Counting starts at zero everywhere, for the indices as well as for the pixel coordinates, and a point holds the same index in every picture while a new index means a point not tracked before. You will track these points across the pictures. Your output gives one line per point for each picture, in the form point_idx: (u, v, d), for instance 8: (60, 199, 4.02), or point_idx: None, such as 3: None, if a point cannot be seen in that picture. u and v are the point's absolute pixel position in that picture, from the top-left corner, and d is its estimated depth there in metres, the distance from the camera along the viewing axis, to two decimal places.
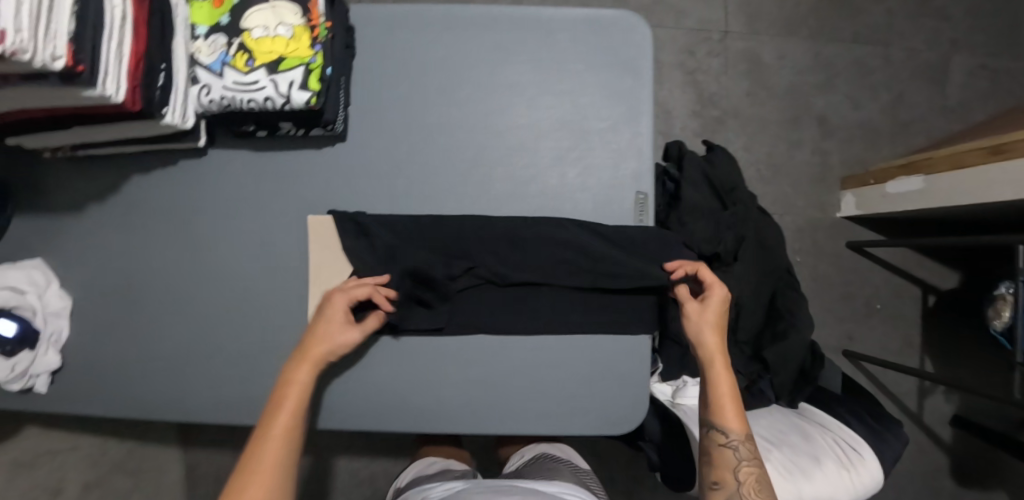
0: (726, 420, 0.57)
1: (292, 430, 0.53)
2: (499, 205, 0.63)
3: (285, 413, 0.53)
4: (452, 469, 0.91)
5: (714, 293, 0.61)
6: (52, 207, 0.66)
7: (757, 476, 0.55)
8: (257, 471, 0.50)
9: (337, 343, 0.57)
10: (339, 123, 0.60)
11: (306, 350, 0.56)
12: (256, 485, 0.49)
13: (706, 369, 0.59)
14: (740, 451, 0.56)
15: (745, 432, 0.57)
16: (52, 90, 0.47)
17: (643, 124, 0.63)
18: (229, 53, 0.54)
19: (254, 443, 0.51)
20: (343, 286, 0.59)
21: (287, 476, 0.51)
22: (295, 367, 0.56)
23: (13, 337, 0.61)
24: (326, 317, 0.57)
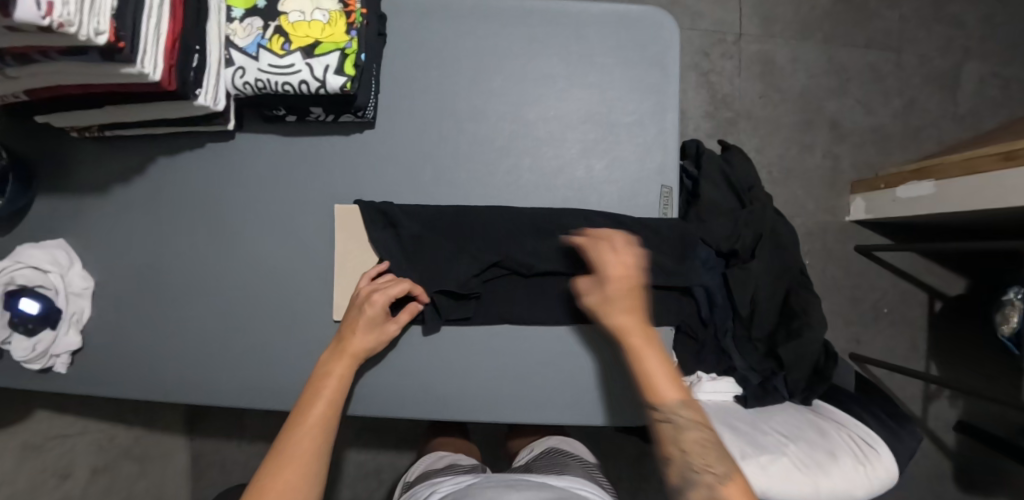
0: (656, 392, 0.49)
1: (326, 421, 0.53)
2: (526, 195, 0.64)
3: (320, 405, 0.54)
4: (459, 464, 0.88)
5: (610, 266, 0.54)
6: (77, 188, 0.66)
7: (700, 440, 0.48)
8: (290, 459, 0.49)
9: (377, 339, 0.58)
10: (370, 110, 0.61)
11: (345, 345, 0.58)
12: (289, 472, 0.48)
13: (624, 345, 0.52)
14: (677, 420, 0.49)
15: (679, 395, 0.49)
16: (88, 66, 0.47)
17: (670, 119, 0.64)
18: (265, 36, 0.55)
19: (288, 433, 0.51)
20: (377, 282, 0.59)
21: (318, 468, 0.50)
22: (334, 360, 0.57)
23: (36, 315, 0.62)
24: (361, 312, 0.58)
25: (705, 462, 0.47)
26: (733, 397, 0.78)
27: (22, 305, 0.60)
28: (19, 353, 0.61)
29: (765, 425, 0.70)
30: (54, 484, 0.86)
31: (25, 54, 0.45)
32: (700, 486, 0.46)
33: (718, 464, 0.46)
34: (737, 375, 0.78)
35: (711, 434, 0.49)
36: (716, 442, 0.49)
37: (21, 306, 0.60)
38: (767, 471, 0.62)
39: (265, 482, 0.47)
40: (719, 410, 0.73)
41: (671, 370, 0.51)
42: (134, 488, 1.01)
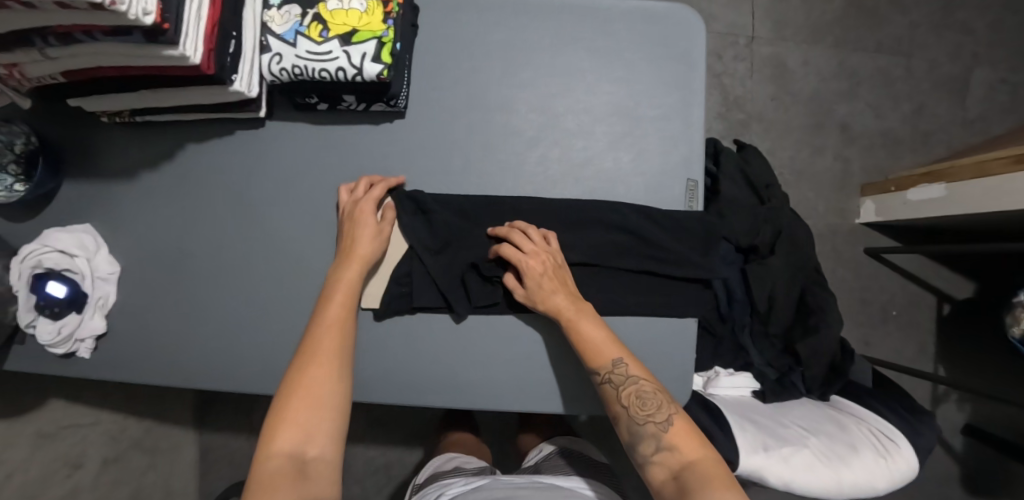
0: (596, 361, 0.57)
1: (342, 319, 0.56)
2: (554, 185, 0.64)
3: (334, 305, 0.56)
4: (465, 467, 0.82)
5: (523, 261, 0.58)
6: (105, 173, 0.67)
7: (638, 393, 0.55)
8: (316, 353, 0.53)
9: (376, 241, 0.60)
10: (402, 99, 0.62)
11: (351, 250, 0.59)
12: (317, 364, 0.53)
13: (563, 327, 0.58)
14: (616, 379, 0.56)
15: (615, 359, 0.56)
16: (128, 48, 0.47)
17: (696, 113, 0.65)
18: (303, 24, 0.56)
19: (311, 332, 0.55)
20: (363, 191, 0.61)
21: (346, 358, 0.55)
22: (342, 266, 0.58)
23: (63, 298, 0.62)
24: (358, 222, 0.59)
25: (646, 412, 0.54)
26: (751, 391, 0.79)
27: (49, 288, 0.61)
28: (44, 336, 0.61)
29: (785, 419, 0.71)
30: (66, 474, 0.85)
31: (69, 33, 0.45)
32: (646, 434, 0.53)
33: (657, 412, 0.54)
34: (755, 371, 0.79)
35: (649, 384, 0.56)
36: (656, 391, 0.55)
37: (48, 290, 0.61)
38: (789, 463, 0.63)
39: (296, 381, 0.52)
40: (736, 403, 0.75)
41: (606, 337, 0.58)
42: (144, 480, 1.00)
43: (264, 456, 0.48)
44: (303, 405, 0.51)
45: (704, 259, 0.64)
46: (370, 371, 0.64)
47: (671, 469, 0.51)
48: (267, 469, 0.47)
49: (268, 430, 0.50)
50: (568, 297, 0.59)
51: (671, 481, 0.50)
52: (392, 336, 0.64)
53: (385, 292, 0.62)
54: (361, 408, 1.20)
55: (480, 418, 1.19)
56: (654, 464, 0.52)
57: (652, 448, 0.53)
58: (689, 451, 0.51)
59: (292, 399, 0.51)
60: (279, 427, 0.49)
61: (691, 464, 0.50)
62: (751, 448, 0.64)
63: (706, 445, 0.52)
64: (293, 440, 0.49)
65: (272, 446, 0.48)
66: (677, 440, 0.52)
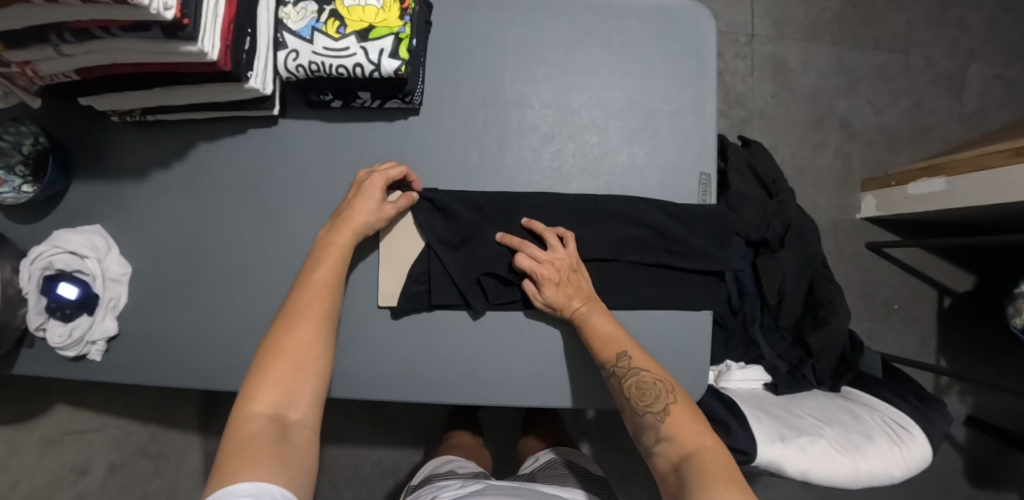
0: (602, 356, 0.57)
1: (331, 282, 0.56)
2: (569, 180, 0.65)
3: (323, 269, 0.56)
4: (459, 471, 0.81)
5: (536, 271, 0.59)
6: (115, 173, 0.66)
7: (639, 383, 0.55)
8: (302, 315, 0.53)
9: (374, 215, 0.59)
10: (417, 95, 0.62)
11: (347, 218, 0.58)
12: (303, 327, 0.53)
13: (577, 325, 0.59)
14: (619, 372, 0.56)
15: (620, 353, 0.57)
16: (145, 44, 0.47)
17: (709, 108, 0.65)
18: (320, 20, 0.56)
19: (298, 293, 0.55)
20: (382, 168, 0.61)
21: (330, 322, 0.55)
22: (335, 232, 0.58)
23: (74, 300, 0.61)
24: (362, 194, 0.59)
25: (645, 404, 0.54)
26: (764, 384, 0.79)
27: (60, 290, 0.60)
28: (55, 339, 0.60)
29: (799, 410, 0.72)
30: (72, 481, 0.83)
31: (87, 29, 0.44)
32: (647, 425, 0.54)
33: (656, 402, 0.54)
34: (766, 363, 0.79)
35: (651, 374, 0.56)
36: (656, 380, 0.55)
37: (59, 291, 0.60)
38: (806, 453, 0.63)
39: (280, 339, 0.52)
40: (749, 396, 0.75)
41: (617, 331, 0.58)
42: (149, 487, 0.98)
43: (241, 416, 0.47)
44: (286, 366, 0.50)
45: (719, 252, 0.65)
46: (388, 369, 0.64)
47: (672, 460, 0.50)
48: (244, 429, 0.46)
49: (248, 390, 0.49)
50: (582, 299, 0.60)
51: (673, 472, 0.50)
52: (410, 335, 0.64)
53: (402, 292, 0.63)
54: (367, 411, 1.19)
55: (485, 418, 1.19)
56: (656, 455, 0.52)
57: (653, 438, 0.53)
58: (688, 443, 0.51)
59: (276, 359, 0.50)
60: (260, 387, 0.49)
61: (690, 455, 0.49)
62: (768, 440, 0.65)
63: (707, 436, 0.51)
64: (274, 402, 0.49)
65: (251, 407, 0.48)
66: (676, 430, 0.52)
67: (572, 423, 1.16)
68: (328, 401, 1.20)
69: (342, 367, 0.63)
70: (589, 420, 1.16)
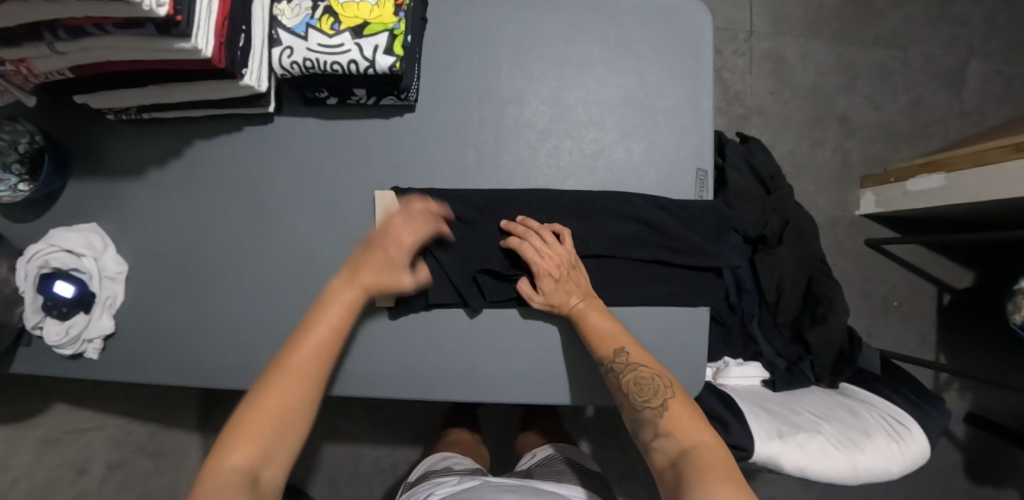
0: (597, 352, 0.57)
1: (330, 342, 0.52)
2: (566, 177, 0.65)
3: (324, 327, 0.52)
4: (456, 467, 0.81)
5: (536, 264, 0.59)
6: (113, 171, 0.66)
7: (636, 379, 0.55)
8: (294, 367, 0.49)
9: (390, 282, 0.56)
10: (413, 92, 0.62)
11: (361, 273, 0.54)
12: (290, 381, 0.49)
13: (574, 321, 0.60)
14: (617, 367, 0.56)
15: (618, 349, 0.57)
16: (138, 41, 0.47)
17: (707, 103, 0.65)
18: (314, 17, 0.56)
19: (293, 341, 0.51)
20: (405, 220, 0.56)
21: (320, 381, 0.51)
22: (344, 286, 0.54)
23: (71, 298, 0.60)
24: (383, 252, 0.55)
25: (643, 399, 0.54)
26: (760, 380, 0.79)
27: (56, 288, 0.59)
28: (53, 338, 0.60)
29: (797, 407, 0.72)
30: (71, 480, 0.83)
31: (80, 26, 0.44)
32: (645, 420, 0.53)
33: (654, 397, 0.54)
34: (764, 360, 0.79)
35: (649, 370, 0.55)
36: (655, 376, 0.55)
37: (56, 290, 0.59)
38: (804, 448, 0.63)
39: (267, 390, 0.48)
40: (747, 393, 0.75)
41: (615, 327, 0.59)
42: (149, 486, 0.97)
43: (211, 470, 0.44)
44: (267, 423, 0.47)
45: (716, 247, 0.65)
46: (387, 367, 0.64)
47: (670, 455, 0.50)
48: (212, 483, 0.43)
49: (223, 442, 0.45)
50: (583, 299, 0.60)
51: (670, 467, 0.49)
52: (406, 334, 0.64)
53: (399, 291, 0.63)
54: (367, 408, 1.19)
55: (484, 416, 1.19)
56: (654, 451, 0.52)
57: (651, 434, 0.53)
58: (687, 438, 0.50)
59: (258, 413, 0.47)
60: (237, 440, 0.45)
61: (689, 450, 0.49)
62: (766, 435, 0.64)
63: (705, 431, 0.51)
64: (250, 459, 0.45)
65: (224, 461, 0.44)
66: (673, 425, 0.52)
67: (572, 420, 1.16)
68: (328, 399, 1.20)
69: (340, 365, 0.63)
70: (589, 417, 1.16)
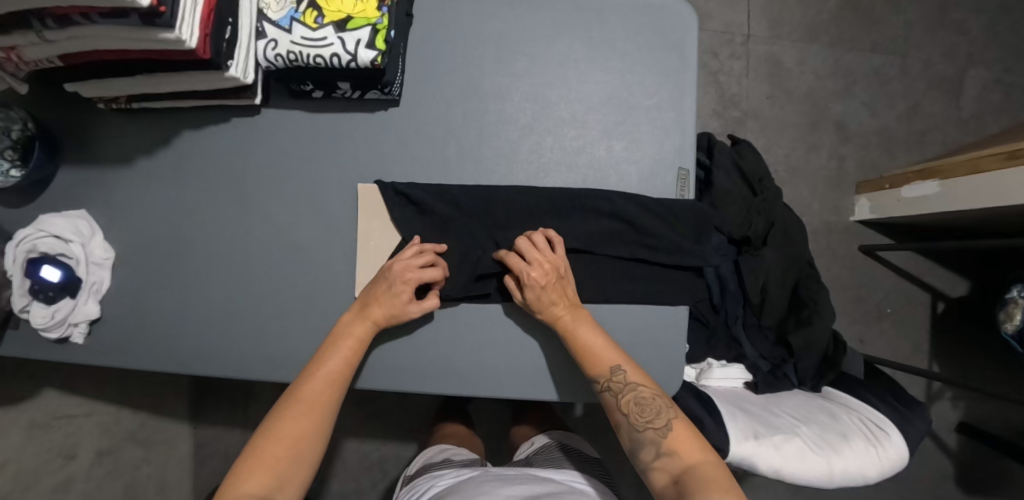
0: (595, 369, 0.57)
1: (339, 374, 0.58)
2: (547, 174, 0.65)
3: (333, 360, 0.58)
4: (454, 459, 0.81)
5: (524, 271, 0.58)
6: (102, 159, 0.67)
7: (637, 400, 0.56)
8: (304, 400, 0.55)
9: (398, 313, 0.59)
10: (396, 86, 0.62)
11: (368, 309, 0.60)
12: (302, 415, 0.55)
13: (563, 335, 0.59)
14: (615, 387, 0.57)
15: (614, 367, 0.57)
16: (125, 32, 0.47)
17: (689, 103, 0.65)
18: (299, 11, 0.57)
19: (306, 377, 0.57)
20: (405, 258, 0.60)
21: (330, 408, 0.57)
22: (355, 319, 0.60)
23: (57, 283, 0.62)
24: (387, 287, 0.59)
25: (646, 419, 0.56)
26: (743, 383, 0.79)
27: (44, 272, 0.61)
28: (38, 320, 0.61)
29: (776, 409, 0.72)
30: (60, 464, 0.83)
31: (67, 15, 0.45)
32: (646, 440, 0.55)
33: (657, 417, 0.56)
34: (748, 363, 0.79)
35: (649, 390, 0.57)
36: (655, 396, 0.57)
37: (42, 274, 0.61)
38: (780, 450, 0.63)
39: (283, 423, 0.54)
40: (728, 394, 0.75)
41: (605, 344, 0.58)
42: (137, 473, 0.98)
43: (230, 498, 0.49)
44: (281, 450, 0.53)
45: (696, 246, 0.65)
46: (367, 358, 0.64)
47: (672, 474, 0.53)
48: None
49: (240, 470, 0.51)
50: (576, 311, 0.60)
51: (672, 485, 0.52)
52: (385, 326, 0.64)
53: None
54: (358, 403, 1.19)
55: (476, 412, 1.19)
56: (655, 470, 0.54)
57: (653, 454, 0.55)
58: (689, 456, 0.53)
59: (273, 444, 0.53)
60: (253, 469, 0.51)
61: (690, 468, 0.52)
62: (742, 437, 0.64)
63: (705, 449, 0.54)
64: (264, 486, 0.51)
65: (241, 488, 0.50)
66: (677, 444, 0.54)
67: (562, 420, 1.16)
68: None
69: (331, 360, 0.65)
70: (578, 416, 1.16)
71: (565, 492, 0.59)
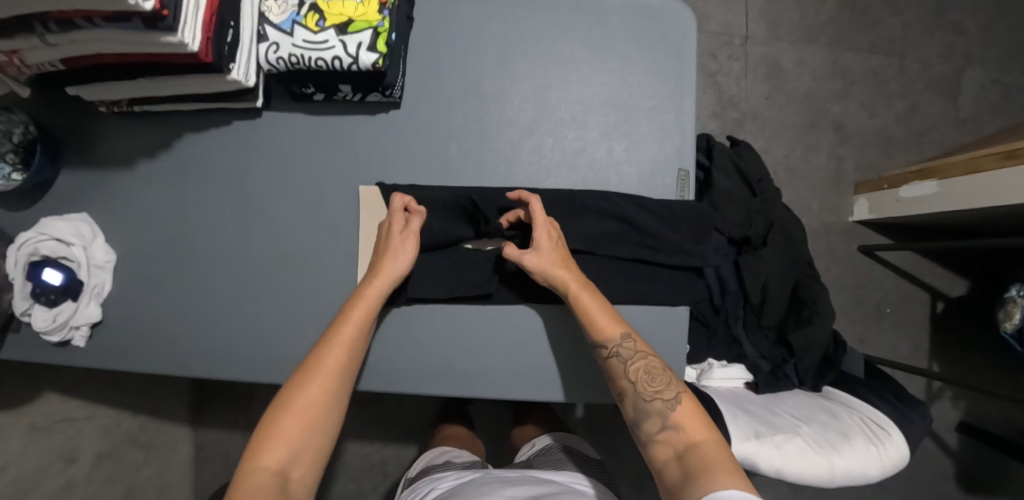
0: (602, 335, 0.57)
1: (353, 345, 0.57)
2: (548, 175, 0.66)
3: (348, 328, 0.57)
4: (455, 461, 0.81)
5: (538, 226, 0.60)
6: (103, 162, 0.67)
7: (646, 368, 0.56)
8: (319, 370, 0.55)
9: (400, 255, 0.60)
10: (397, 89, 0.63)
11: (378, 267, 0.60)
12: (316, 385, 0.54)
13: (569, 300, 0.59)
14: (623, 354, 0.57)
15: (623, 334, 0.57)
16: (127, 35, 0.47)
17: (689, 104, 0.66)
18: (300, 14, 0.57)
19: (321, 347, 0.56)
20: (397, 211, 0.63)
21: (344, 380, 0.56)
22: (369, 282, 0.59)
23: (58, 286, 0.62)
24: (387, 235, 0.61)
25: (654, 389, 0.55)
26: (743, 383, 0.79)
27: (45, 276, 0.61)
28: (39, 324, 0.61)
29: (777, 409, 0.72)
30: (60, 467, 0.83)
31: (69, 19, 0.45)
32: (652, 410, 0.54)
33: (666, 389, 0.55)
34: (749, 362, 0.79)
35: (657, 362, 0.57)
36: (664, 369, 0.57)
37: (44, 277, 0.61)
38: (781, 450, 0.63)
39: (296, 393, 0.53)
40: (728, 394, 0.75)
41: (608, 313, 0.58)
42: (137, 477, 0.98)
43: (249, 470, 0.49)
44: (295, 423, 0.52)
45: (696, 247, 0.65)
46: (369, 360, 0.64)
47: (676, 448, 0.52)
48: (250, 484, 0.48)
49: (257, 442, 0.51)
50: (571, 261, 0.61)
51: (675, 460, 0.51)
52: (387, 329, 0.64)
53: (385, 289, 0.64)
54: (359, 405, 1.19)
55: (477, 414, 1.19)
56: (658, 442, 0.53)
57: (657, 425, 0.54)
58: (695, 433, 0.52)
59: (285, 415, 0.52)
60: (268, 442, 0.51)
61: (695, 444, 0.51)
62: (743, 436, 0.64)
63: (711, 428, 0.53)
64: (281, 458, 0.50)
65: (258, 460, 0.50)
66: (683, 419, 0.53)
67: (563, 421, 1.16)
68: None
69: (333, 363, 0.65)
70: (578, 417, 1.16)
71: (566, 494, 0.59)
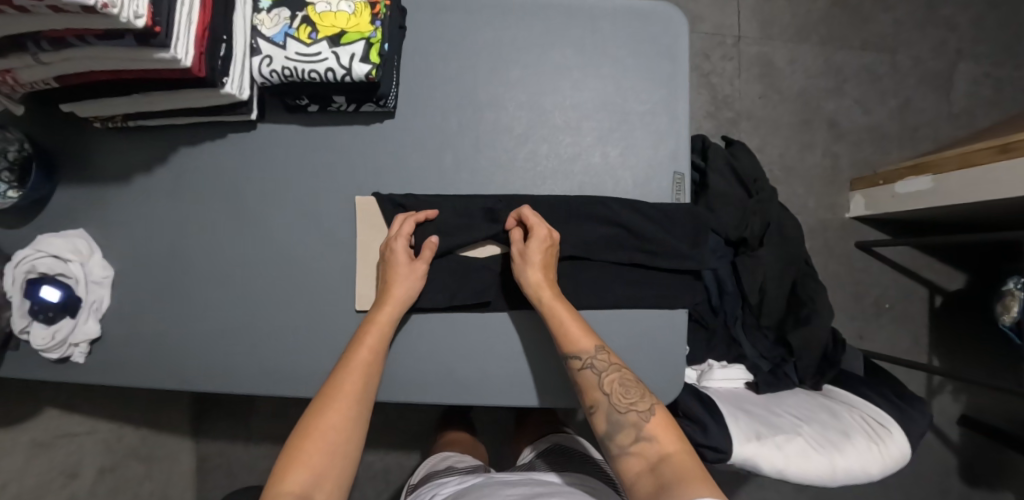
0: (571, 349, 0.57)
1: (368, 368, 0.58)
2: (544, 182, 0.66)
3: (361, 352, 0.58)
4: (457, 466, 0.81)
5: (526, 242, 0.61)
6: (99, 177, 0.67)
7: (621, 381, 0.56)
8: (337, 394, 0.55)
9: (408, 280, 0.61)
10: (391, 99, 0.63)
11: (385, 293, 0.60)
12: (335, 409, 0.54)
13: (545, 314, 0.59)
14: (598, 366, 0.57)
15: (596, 347, 0.57)
16: (119, 52, 0.47)
17: (682, 107, 0.66)
18: (292, 27, 0.57)
19: (338, 371, 0.57)
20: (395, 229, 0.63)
21: (364, 402, 0.57)
22: (378, 308, 0.60)
23: (57, 303, 0.61)
24: (390, 263, 0.61)
25: (628, 401, 0.55)
26: (744, 383, 0.79)
27: (43, 292, 0.60)
28: (38, 342, 0.61)
29: (777, 409, 0.73)
30: (61, 483, 0.82)
31: (62, 38, 0.45)
32: (625, 422, 0.54)
33: (639, 401, 0.55)
34: (748, 363, 0.80)
35: (630, 374, 0.58)
36: (636, 381, 0.57)
37: (42, 294, 0.60)
38: (783, 450, 0.64)
39: (314, 418, 0.54)
40: (728, 394, 0.76)
41: (583, 327, 0.59)
42: (140, 490, 0.98)
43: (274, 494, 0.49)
44: (315, 448, 0.52)
45: (693, 249, 0.65)
46: None
47: (649, 460, 0.52)
48: None
49: (280, 468, 0.51)
50: (552, 274, 0.61)
51: (648, 472, 0.51)
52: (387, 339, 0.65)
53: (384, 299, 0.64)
54: None
55: (478, 419, 1.18)
56: (631, 455, 0.53)
57: (631, 437, 0.54)
58: (666, 444, 0.52)
59: (305, 441, 0.52)
60: (291, 465, 0.51)
61: (667, 456, 0.51)
62: (744, 437, 0.65)
63: (682, 440, 0.53)
64: (303, 482, 0.50)
65: (282, 484, 0.50)
66: (656, 430, 0.53)
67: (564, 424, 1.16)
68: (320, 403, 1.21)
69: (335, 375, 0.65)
70: (580, 420, 1.16)
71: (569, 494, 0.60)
